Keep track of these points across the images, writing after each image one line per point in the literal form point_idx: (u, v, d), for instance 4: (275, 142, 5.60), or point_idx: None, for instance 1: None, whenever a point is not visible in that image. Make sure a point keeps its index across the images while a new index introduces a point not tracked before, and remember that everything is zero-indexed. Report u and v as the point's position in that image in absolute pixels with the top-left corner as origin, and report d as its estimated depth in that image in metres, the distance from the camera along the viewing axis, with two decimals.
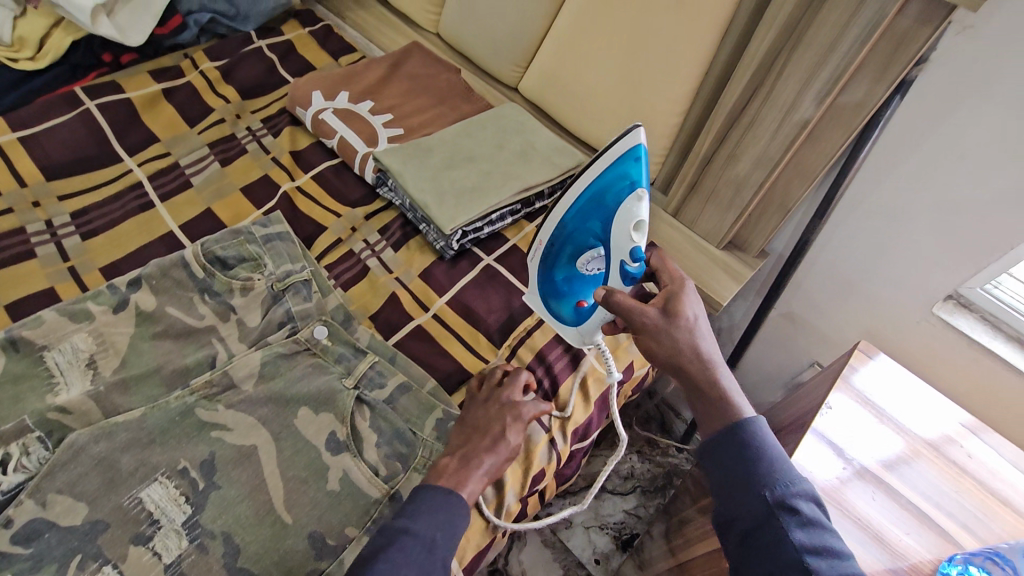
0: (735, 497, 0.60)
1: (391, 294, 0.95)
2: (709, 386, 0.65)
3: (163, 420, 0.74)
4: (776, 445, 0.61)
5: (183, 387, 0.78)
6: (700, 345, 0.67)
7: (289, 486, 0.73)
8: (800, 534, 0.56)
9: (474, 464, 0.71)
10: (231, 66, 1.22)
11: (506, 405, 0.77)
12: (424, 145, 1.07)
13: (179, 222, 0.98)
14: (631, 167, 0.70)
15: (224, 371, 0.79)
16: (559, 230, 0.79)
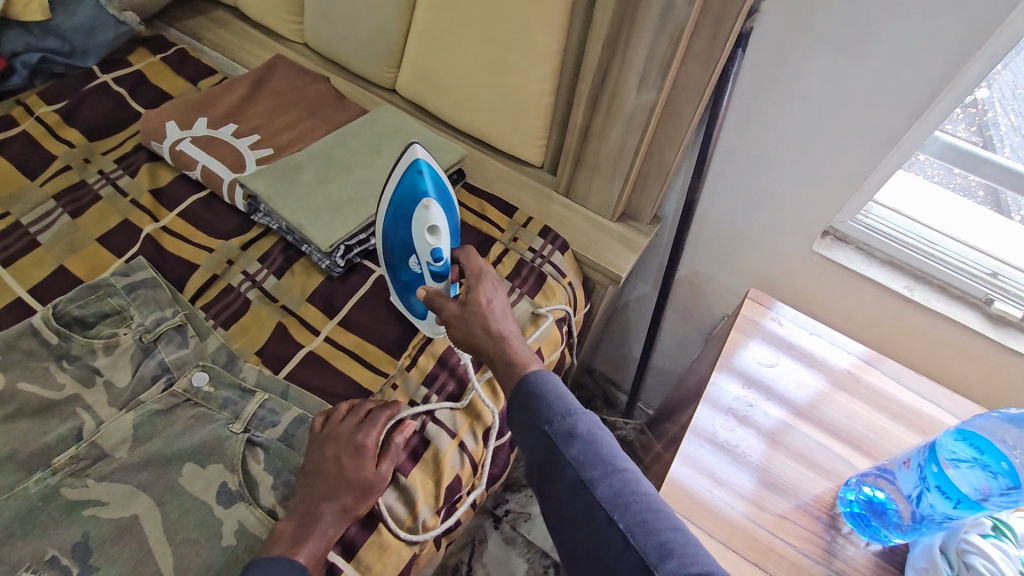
0: (529, 437, 0.66)
1: (278, 325, 0.89)
2: (500, 355, 0.74)
3: (24, 509, 0.67)
4: (559, 385, 0.68)
5: (45, 468, 0.71)
6: (493, 323, 0.76)
7: (179, 552, 0.67)
8: (574, 452, 0.63)
9: (315, 520, 0.68)
10: (73, 107, 1.12)
11: (338, 442, 0.73)
12: (294, 163, 1.00)
13: (27, 286, 0.89)
14: (418, 179, 0.80)
15: (93, 442, 0.73)
16: (381, 242, 0.87)
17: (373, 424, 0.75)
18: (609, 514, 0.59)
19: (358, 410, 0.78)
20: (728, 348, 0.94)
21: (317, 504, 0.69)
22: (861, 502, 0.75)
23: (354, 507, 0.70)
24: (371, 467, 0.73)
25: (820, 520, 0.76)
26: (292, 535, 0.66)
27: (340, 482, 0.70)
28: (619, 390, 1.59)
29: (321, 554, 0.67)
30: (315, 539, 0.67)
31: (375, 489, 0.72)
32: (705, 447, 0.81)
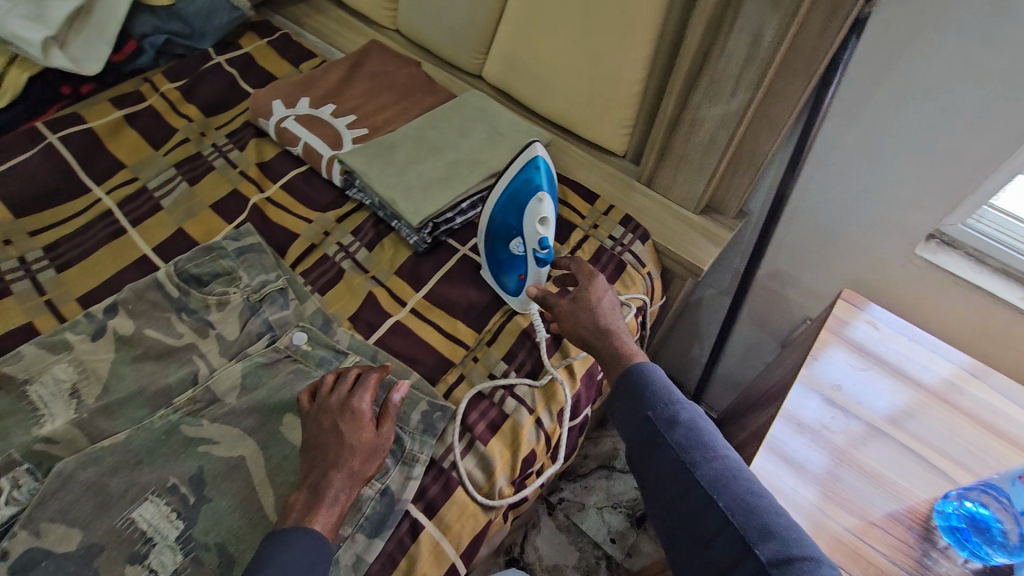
0: (632, 421, 0.69)
1: (368, 294, 0.94)
2: (606, 349, 0.77)
3: (150, 440, 0.75)
4: (662, 374, 0.71)
5: (166, 406, 0.79)
6: (602, 318, 0.79)
7: (280, 492, 0.73)
8: (679, 437, 0.65)
9: (326, 488, 0.66)
10: (192, 85, 1.21)
11: (330, 412, 0.72)
12: (389, 142, 1.05)
13: (152, 244, 0.98)
14: (534, 173, 0.84)
15: (207, 386, 0.80)
16: (487, 225, 0.91)
17: (364, 388, 0.74)
18: (710, 494, 0.61)
19: (345, 377, 0.76)
20: (816, 350, 0.91)
21: (326, 471, 0.67)
22: (962, 515, 0.72)
23: (364, 470, 0.69)
24: (371, 432, 0.71)
25: (913, 531, 0.73)
26: (315, 501, 0.66)
27: (343, 450, 0.69)
28: (681, 388, 1.58)
29: (339, 520, 0.66)
30: (329, 508, 0.65)
31: (378, 451, 0.71)
32: (789, 446, 0.80)
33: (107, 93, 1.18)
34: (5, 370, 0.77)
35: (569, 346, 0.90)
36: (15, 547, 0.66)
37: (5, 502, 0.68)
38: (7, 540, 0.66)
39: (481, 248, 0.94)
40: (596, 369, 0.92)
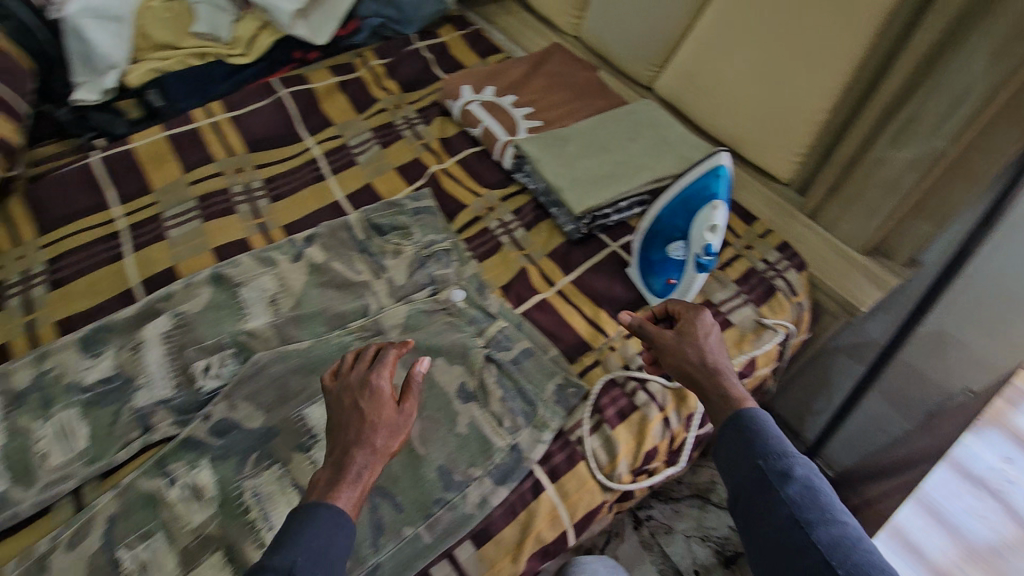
0: (738, 469, 0.67)
1: (522, 269, 1.00)
2: (713, 387, 0.74)
3: (325, 352, 0.85)
4: (774, 426, 0.69)
5: (342, 327, 0.89)
6: (711, 355, 0.77)
7: (424, 424, 0.80)
8: (793, 492, 0.63)
9: (349, 464, 0.62)
10: (394, 64, 1.36)
11: (349, 389, 0.67)
12: (562, 135, 1.11)
13: (344, 193, 1.11)
14: (714, 181, 0.86)
15: (376, 319, 0.90)
16: (650, 224, 0.94)
17: (382, 365, 0.68)
18: (827, 558, 0.57)
19: (364, 354, 0.71)
20: None
21: (347, 449, 0.63)
22: None
23: (385, 450, 0.64)
24: (391, 411, 0.66)
25: None
26: (338, 477, 0.62)
27: (363, 426, 0.64)
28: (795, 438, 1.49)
29: (363, 496, 0.62)
30: (351, 485, 0.61)
31: (400, 427, 0.65)
32: None
33: (327, 62, 1.36)
34: (227, 271, 0.92)
35: None
36: (215, 414, 0.77)
37: (212, 375, 0.81)
38: (210, 406, 0.78)
39: (635, 247, 0.97)
40: None
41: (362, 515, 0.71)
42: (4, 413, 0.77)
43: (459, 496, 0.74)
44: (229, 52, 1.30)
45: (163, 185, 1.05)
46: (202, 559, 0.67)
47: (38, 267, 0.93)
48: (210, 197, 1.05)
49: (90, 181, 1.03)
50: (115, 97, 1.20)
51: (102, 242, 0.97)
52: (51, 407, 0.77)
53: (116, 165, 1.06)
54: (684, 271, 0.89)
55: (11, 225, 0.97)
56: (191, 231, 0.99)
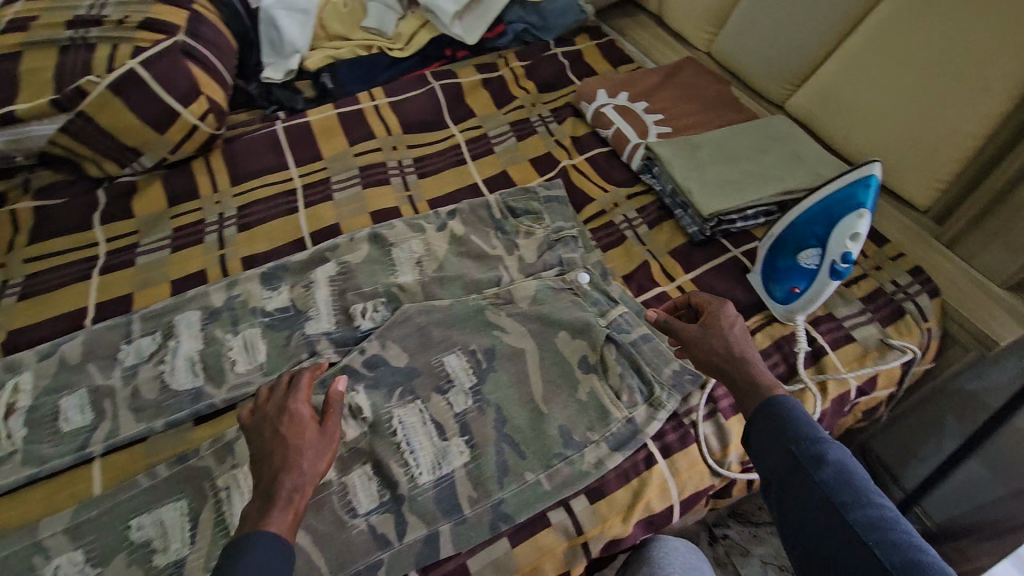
0: (770, 454, 0.66)
1: (644, 262, 1.05)
2: (740, 374, 0.76)
3: (464, 311, 0.94)
4: (805, 413, 0.69)
5: (478, 293, 0.98)
6: (738, 344, 0.79)
7: (547, 387, 0.86)
8: (826, 475, 0.62)
9: (277, 489, 0.64)
10: (533, 66, 1.45)
11: (267, 419, 0.71)
12: (694, 142, 1.15)
13: (482, 176, 1.21)
14: (861, 192, 0.86)
15: (509, 289, 0.98)
16: (783, 231, 0.95)
17: (296, 391, 0.73)
18: (863, 539, 0.56)
19: (282, 384, 0.75)
20: None
21: (274, 475, 0.65)
22: None
23: (312, 469, 0.67)
24: (313, 431, 0.70)
25: None
26: (269, 504, 0.63)
27: (287, 450, 0.67)
28: None
29: (297, 519, 0.63)
30: (282, 508, 0.63)
31: (326, 445, 0.69)
32: None
33: (473, 61, 1.47)
34: (383, 232, 1.04)
35: (829, 364, 0.92)
36: (370, 349, 0.88)
37: (367, 318, 0.93)
38: (366, 342, 0.89)
39: (761, 253, 1.00)
40: (848, 398, 0.91)
41: (490, 454, 0.79)
42: (202, 324, 0.91)
43: (577, 455, 0.80)
44: (390, 46, 1.44)
45: (331, 155, 1.20)
46: (354, 468, 0.77)
47: (231, 212, 1.10)
48: (371, 168, 1.19)
49: (274, 145, 1.20)
50: (294, 78, 1.38)
51: (282, 196, 1.13)
52: (238, 324, 0.92)
53: (294, 134, 1.23)
54: (816, 278, 0.90)
55: (211, 175, 1.15)
56: (354, 195, 1.13)
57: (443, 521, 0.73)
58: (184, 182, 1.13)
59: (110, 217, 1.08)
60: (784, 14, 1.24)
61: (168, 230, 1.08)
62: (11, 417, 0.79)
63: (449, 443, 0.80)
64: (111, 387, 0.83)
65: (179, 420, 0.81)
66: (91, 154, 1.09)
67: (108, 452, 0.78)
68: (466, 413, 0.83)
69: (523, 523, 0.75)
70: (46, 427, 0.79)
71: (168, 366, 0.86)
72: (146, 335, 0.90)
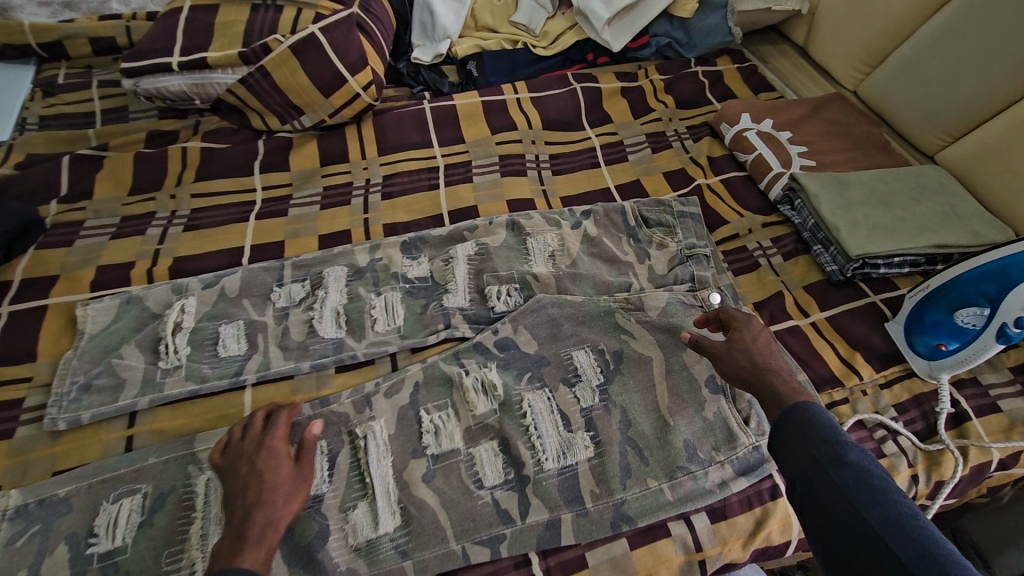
0: (790, 457, 0.63)
1: (777, 293, 1.04)
2: (764, 384, 0.72)
3: (595, 310, 0.94)
4: (828, 417, 0.65)
5: (609, 295, 0.97)
6: (762, 356, 0.76)
7: (673, 398, 0.85)
8: (847, 478, 0.59)
9: (249, 527, 0.62)
10: (673, 81, 1.44)
11: (240, 454, 0.69)
12: (843, 179, 1.13)
13: (615, 182, 1.22)
14: None
15: (640, 295, 0.97)
16: (945, 285, 0.89)
17: (275, 428, 0.72)
18: (885, 539, 0.54)
19: (256, 419, 0.73)
20: None
21: (247, 512, 0.63)
22: None
23: (287, 511, 0.65)
24: (288, 468, 0.68)
25: None
26: (240, 544, 0.61)
27: (257, 488, 0.65)
28: None
29: (270, 553, 0.62)
30: (255, 546, 0.61)
31: (299, 485, 0.68)
32: None
33: (614, 69, 1.48)
34: (521, 221, 1.06)
35: (972, 430, 0.87)
36: (502, 330, 0.91)
37: (502, 301, 0.95)
38: (499, 324, 0.91)
39: (908, 302, 0.95)
40: (989, 469, 0.85)
41: (614, 454, 0.79)
42: (347, 280, 0.96)
43: (701, 471, 0.79)
44: (535, 43, 1.46)
45: (473, 140, 1.24)
46: (482, 441, 0.79)
47: (376, 180, 1.16)
48: (509, 158, 1.22)
49: (421, 123, 1.25)
50: (441, 62, 1.42)
51: (425, 172, 1.18)
52: (380, 286, 0.95)
53: (440, 115, 1.27)
54: (978, 339, 0.85)
55: (360, 142, 1.20)
56: (492, 181, 1.17)
57: (566, 510, 0.74)
58: (334, 145, 1.19)
59: (266, 166, 1.15)
60: (959, 58, 1.18)
61: (317, 188, 1.13)
62: (177, 335, 0.86)
63: (575, 435, 0.81)
64: (266, 323, 0.89)
65: (323, 365, 0.86)
66: (258, 107, 1.16)
67: (259, 382, 0.84)
68: (592, 410, 0.83)
69: (643, 528, 0.75)
70: (206, 349, 0.85)
71: (317, 313, 0.90)
72: (296, 281, 0.95)
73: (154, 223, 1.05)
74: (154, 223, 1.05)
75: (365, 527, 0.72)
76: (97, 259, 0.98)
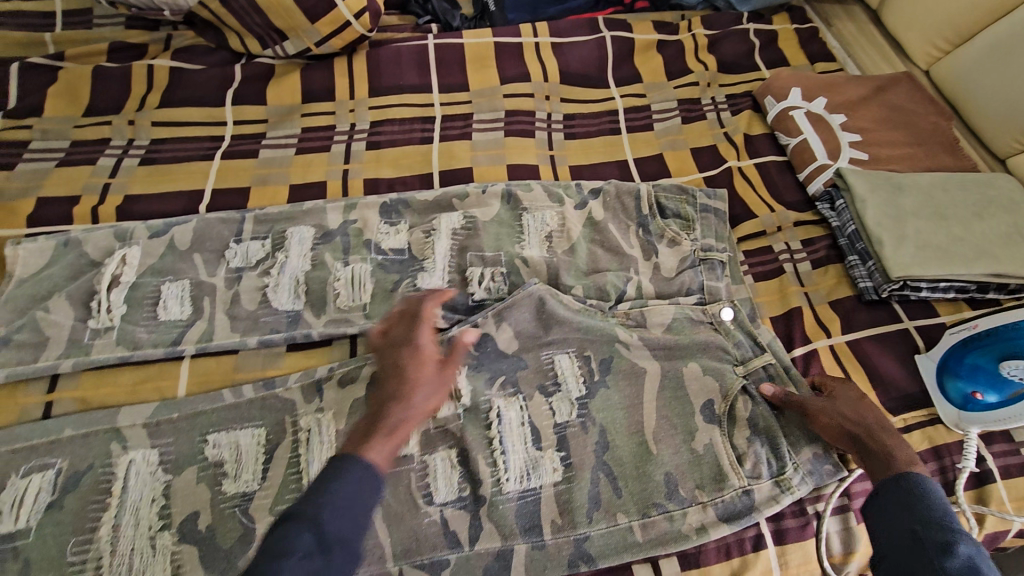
0: (889, 525, 0.60)
1: (799, 307, 0.91)
2: (887, 441, 0.68)
3: (594, 326, 0.81)
4: (945, 501, 0.60)
5: (610, 308, 0.84)
6: (871, 412, 0.72)
7: (660, 422, 0.76)
8: (952, 564, 0.54)
9: (384, 414, 0.56)
10: (718, 38, 1.23)
11: (393, 340, 0.64)
12: (898, 182, 0.97)
13: (634, 155, 1.07)
14: None
15: (642, 310, 0.84)
16: (995, 329, 0.80)
17: (428, 317, 0.65)
18: None
19: (407, 311, 0.67)
20: None
21: (386, 402, 0.58)
22: None
23: (423, 410, 0.59)
24: (434, 364, 0.61)
25: None
26: (375, 428, 0.56)
27: (395, 375, 0.60)
28: None
29: (398, 449, 0.55)
30: (384, 438, 0.55)
31: (435, 381, 0.60)
32: None
33: (652, 17, 1.27)
34: (518, 192, 0.92)
35: (992, 495, 0.77)
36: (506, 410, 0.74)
37: (484, 286, 0.83)
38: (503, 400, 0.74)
39: (945, 339, 0.84)
40: (1003, 538, 0.77)
41: (584, 481, 0.71)
42: (313, 244, 0.84)
43: (679, 512, 0.71)
44: None
45: (478, 88, 1.09)
46: (439, 449, 0.71)
47: (363, 126, 1.02)
48: (518, 115, 1.07)
49: (421, 62, 1.09)
50: None
51: (420, 122, 1.04)
52: (349, 255, 0.84)
53: (445, 54, 1.10)
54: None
55: (348, 80, 1.05)
56: (495, 141, 1.03)
57: (520, 540, 0.67)
58: (320, 78, 1.05)
59: (239, 98, 1.01)
60: None
61: (295, 128, 1.01)
62: (114, 289, 0.76)
63: (543, 454, 0.72)
64: (214, 285, 0.79)
65: (274, 341, 0.77)
66: (235, 26, 1.01)
67: (199, 354, 0.76)
68: (566, 427, 0.74)
69: (604, 568, 0.68)
70: (145, 309, 0.76)
71: (273, 281, 0.80)
72: (255, 239, 0.84)
73: (107, 152, 0.93)
74: (107, 152, 0.93)
75: None
76: (37, 189, 0.88)
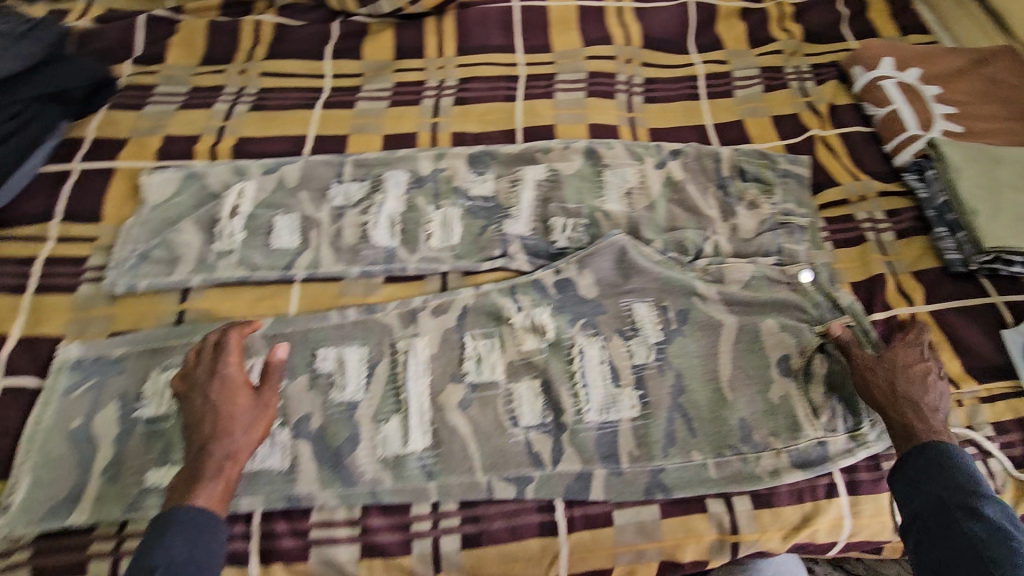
0: (918, 490, 0.64)
1: (881, 275, 0.90)
2: (920, 419, 0.68)
3: (674, 279, 0.83)
4: (967, 462, 0.65)
5: (688, 263, 0.86)
6: (917, 385, 0.70)
7: (736, 372, 0.78)
8: (982, 528, 0.59)
9: (207, 457, 0.63)
10: (805, 7, 1.21)
11: (195, 392, 0.67)
12: (995, 153, 0.94)
13: (714, 120, 1.07)
14: None
15: (721, 266, 0.85)
16: None
17: (227, 355, 0.69)
18: None
19: (210, 343, 0.70)
20: None
21: (204, 445, 0.64)
22: None
23: (246, 443, 0.65)
24: (246, 397, 0.67)
25: None
26: (194, 477, 0.62)
27: (208, 420, 0.65)
28: None
29: (229, 489, 0.63)
30: (211, 481, 0.62)
31: (254, 412, 0.67)
32: None
33: None
34: (600, 150, 0.95)
35: None
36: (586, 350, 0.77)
37: (566, 235, 0.87)
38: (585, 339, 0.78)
39: None
40: None
41: (661, 419, 0.74)
42: (407, 187, 0.90)
43: (752, 456, 0.73)
44: None
45: (561, 50, 1.11)
46: (524, 379, 0.75)
47: (452, 82, 1.06)
48: (600, 76, 1.09)
49: (507, 23, 1.12)
50: None
51: (505, 80, 1.07)
52: (440, 200, 0.89)
53: (530, 16, 1.13)
54: None
55: (438, 39, 1.10)
56: (577, 101, 1.05)
57: (600, 465, 0.71)
58: (411, 36, 1.09)
59: (338, 53, 1.07)
60: None
61: (388, 82, 1.06)
62: (233, 219, 0.84)
63: (621, 391, 0.75)
64: (319, 220, 0.85)
65: (372, 273, 0.83)
66: None
67: (308, 280, 0.82)
68: (644, 368, 0.77)
69: (680, 499, 0.71)
70: (258, 238, 0.83)
71: (371, 219, 0.86)
72: (355, 181, 0.90)
73: (221, 98, 1.01)
74: (221, 99, 1.01)
75: (394, 443, 0.70)
76: (162, 128, 0.96)
